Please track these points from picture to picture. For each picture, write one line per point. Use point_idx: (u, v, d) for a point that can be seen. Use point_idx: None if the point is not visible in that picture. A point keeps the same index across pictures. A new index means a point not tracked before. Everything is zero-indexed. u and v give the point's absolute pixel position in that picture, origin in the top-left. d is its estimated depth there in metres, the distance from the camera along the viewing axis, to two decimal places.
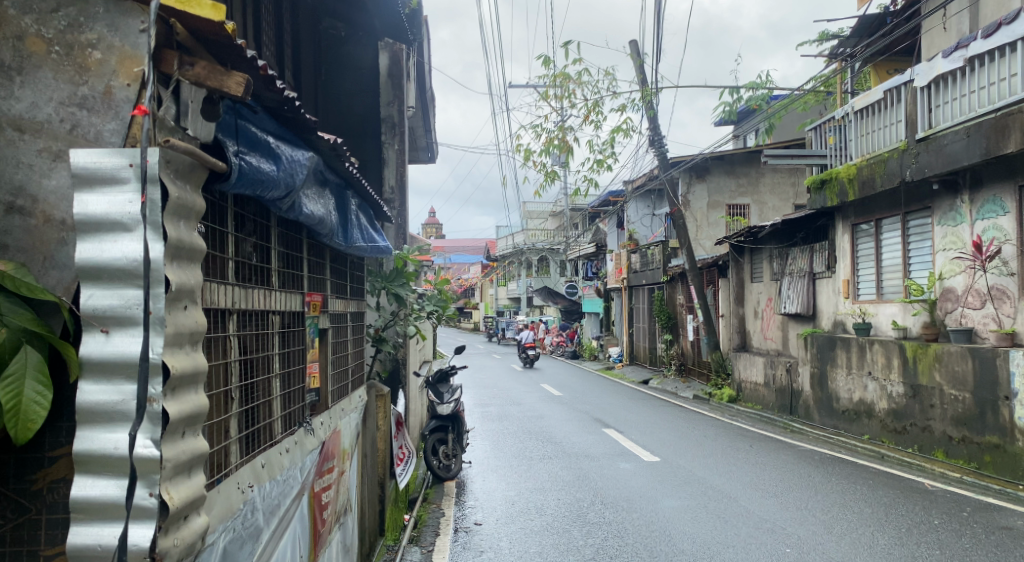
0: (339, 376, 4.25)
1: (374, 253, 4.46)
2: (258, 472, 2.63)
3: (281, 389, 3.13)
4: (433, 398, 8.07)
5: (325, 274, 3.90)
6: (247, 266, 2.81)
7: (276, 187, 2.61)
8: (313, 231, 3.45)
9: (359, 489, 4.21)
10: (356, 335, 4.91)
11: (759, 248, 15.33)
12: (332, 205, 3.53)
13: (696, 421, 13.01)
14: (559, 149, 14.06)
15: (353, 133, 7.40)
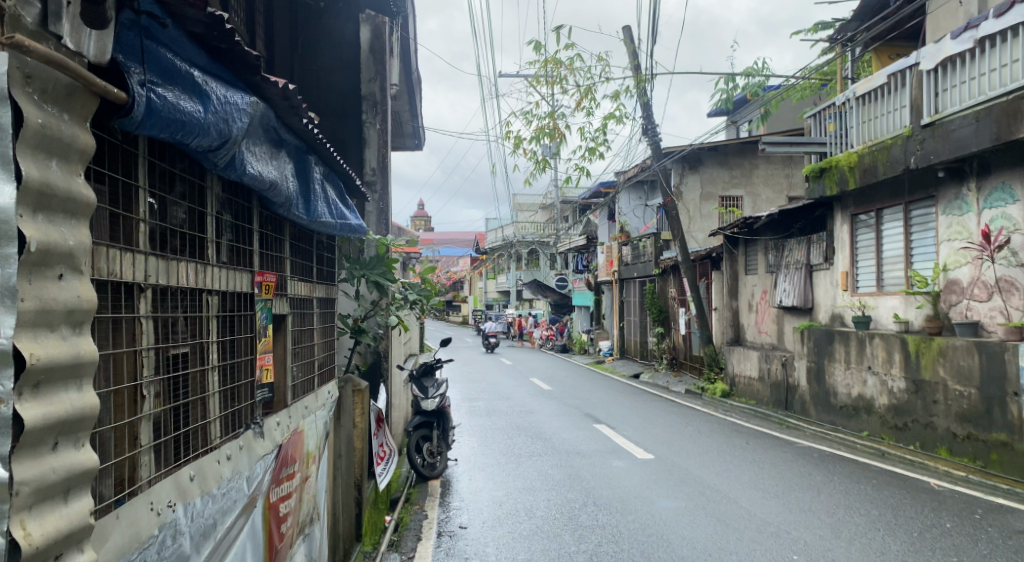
0: (304, 370, 3.85)
1: (345, 231, 4.07)
2: (186, 488, 2.16)
3: (221, 387, 2.61)
4: (416, 393, 7.66)
5: (285, 253, 3.50)
6: (178, 235, 2.29)
7: (206, 134, 2.20)
8: (268, 200, 3.05)
9: (328, 494, 3.82)
10: (325, 324, 4.51)
11: (754, 239, 15.03)
12: (288, 170, 3.13)
13: (689, 416, 12.71)
14: (550, 136, 13.67)
15: (336, 111, 6.95)
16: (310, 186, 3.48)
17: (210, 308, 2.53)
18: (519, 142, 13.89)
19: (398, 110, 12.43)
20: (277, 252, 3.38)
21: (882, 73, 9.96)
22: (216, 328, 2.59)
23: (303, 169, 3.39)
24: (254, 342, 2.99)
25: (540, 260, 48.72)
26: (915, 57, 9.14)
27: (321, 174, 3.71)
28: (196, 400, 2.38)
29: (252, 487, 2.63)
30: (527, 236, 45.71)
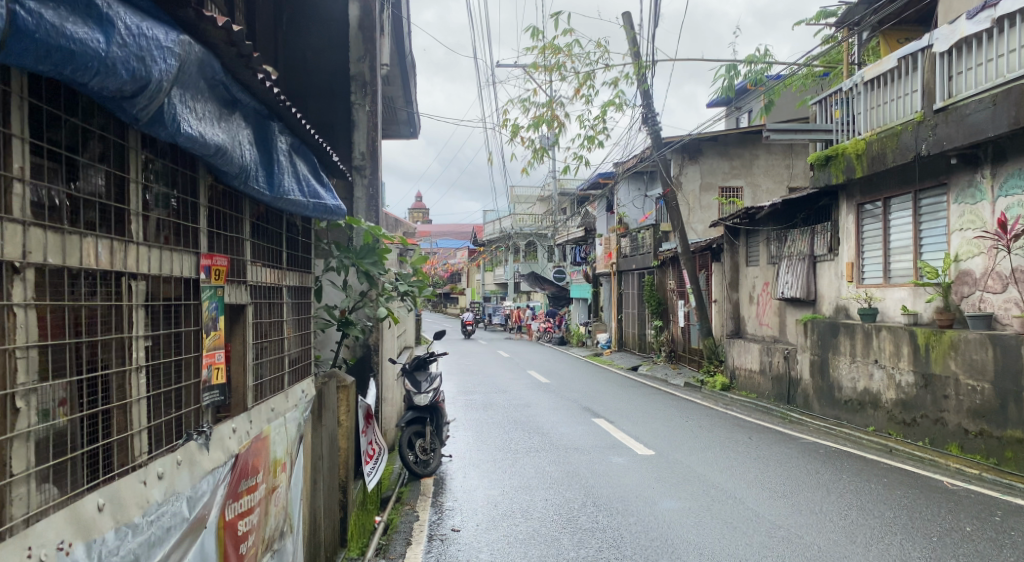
0: (272, 364, 3.55)
1: (321, 211, 3.76)
2: (90, 525, 1.84)
3: (148, 392, 2.29)
4: (408, 388, 7.35)
5: (245, 232, 3.19)
6: (86, 210, 1.98)
7: (109, 71, 1.86)
8: (217, 167, 2.74)
9: (301, 499, 3.56)
10: (300, 315, 4.22)
11: (756, 230, 14.72)
12: (239, 133, 2.82)
13: (690, 410, 12.43)
14: (548, 124, 13.31)
15: (324, 92, 6.58)
16: (273, 157, 3.19)
17: (134, 295, 2.21)
18: (516, 129, 13.54)
19: (392, 96, 12.06)
20: (234, 232, 3.08)
21: (891, 56, 9.64)
22: (143, 321, 2.27)
23: (262, 137, 3.10)
24: (199, 337, 2.69)
25: (537, 252, 48.39)
26: (927, 39, 8.84)
27: (287, 147, 3.42)
28: (114, 407, 2.08)
29: (194, 510, 2.38)
30: (524, 228, 45.37)
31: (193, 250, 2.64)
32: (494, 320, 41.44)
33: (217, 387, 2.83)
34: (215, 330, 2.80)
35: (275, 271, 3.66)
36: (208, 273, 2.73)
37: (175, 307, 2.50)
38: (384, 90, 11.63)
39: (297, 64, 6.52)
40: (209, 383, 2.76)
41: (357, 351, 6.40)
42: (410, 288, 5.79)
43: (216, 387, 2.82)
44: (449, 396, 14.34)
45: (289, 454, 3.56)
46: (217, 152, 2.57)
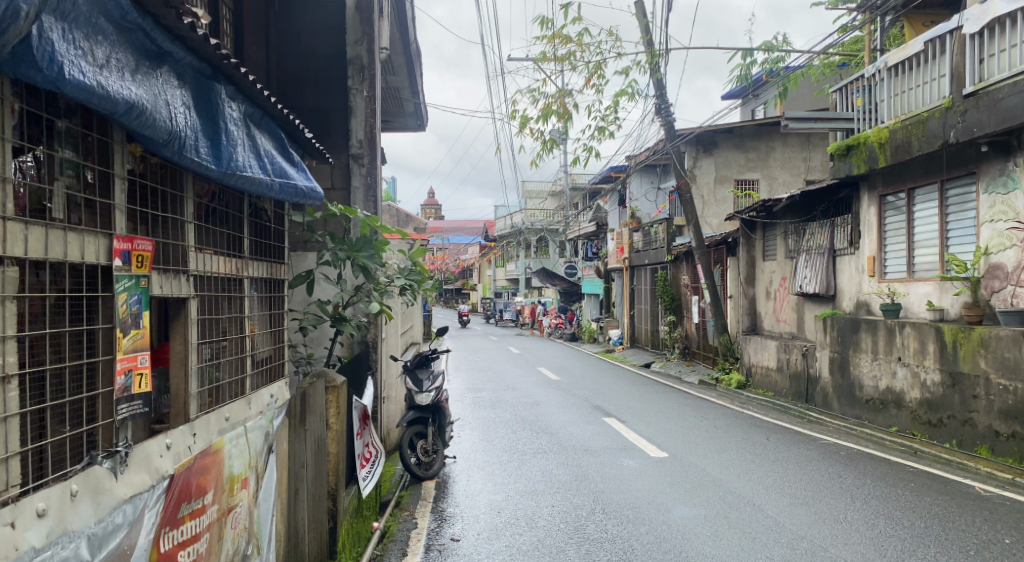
0: (223, 359, 3.29)
1: (286, 189, 3.52)
2: None
3: (24, 406, 1.97)
4: (410, 386, 7.03)
5: (185, 208, 2.94)
6: None
7: None
8: (141, 135, 2.49)
9: (259, 507, 3.34)
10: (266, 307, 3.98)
11: (773, 223, 14.28)
12: (167, 93, 2.56)
13: (705, 409, 12.06)
14: (557, 115, 12.96)
15: (321, 78, 6.26)
16: (220, 125, 2.97)
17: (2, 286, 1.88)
18: (525, 121, 13.19)
19: (397, 87, 11.75)
20: (171, 213, 2.85)
21: (917, 40, 9.20)
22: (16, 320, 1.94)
23: (204, 104, 2.88)
24: (113, 336, 2.39)
25: (549, 247, 48.03)
26: (956, 21, 8.40)
27: (240, 116, 3.20)
28: None
29: (95, 549, 2.09)
30: (536, 223, 45.01)
31: (104, 230, 2.37)
32: (506, 316, 41.20)
33: (139, 396, 2.57)
34: (136, 327, 2.51)
35: (231, 259, 3.41)
36: (127, 257, 2.45)
37: (76, 300, 2.23)
38: (389, 80, 11.32)
39: (292, 47, 6.21)
40: (124, 390, 2.46)
41: (353, 347, 6.13)
42: (409, 282, 5.45)
43: (138, 396, 2.56)
44: (457, 394, 14.06)
45: (251, 465, 3.28)
46: (138, 120, 2.34)
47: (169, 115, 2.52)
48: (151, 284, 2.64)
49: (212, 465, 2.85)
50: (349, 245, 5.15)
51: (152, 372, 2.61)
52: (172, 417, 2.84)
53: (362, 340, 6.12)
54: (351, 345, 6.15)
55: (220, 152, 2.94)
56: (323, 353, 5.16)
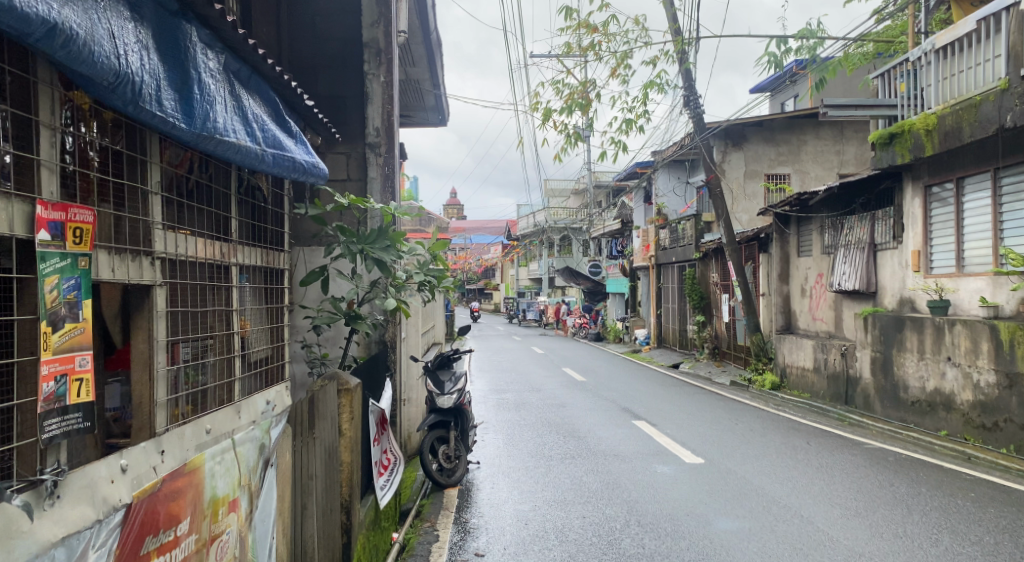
0: (201, 345, 3.03)
1: (273, 160, 3.27)
2: None
3: None
4: (431, 388, 6.74)
5: (144, 172, 2.66)
6: None
7: None
8: (85, 76, 2.18)
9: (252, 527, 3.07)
10: (260, 294, 3.76)
11: (808, 217, 13.73)
12: (117, 27, 2.25)
13: (739, 411, 11.57)
14: (582, 107, 12.56)
15: (336, 64, 5.98)
16: (192, 74, 2.71)
17: None
18: (548, 114, 12.83)
19: (418, 79, 11.44)
20: (129, 180, 2.58)
21: (968, 19, 8.66)
22: None
23: (174, 49, 2.62)
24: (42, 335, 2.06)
25: (573, 246, 47.59)
26: None
27: (221, 69, 2.96)
28: None
29: None
30: (559, 222, 44.58)
31: (27, 199, 2.06)
32: (530, 316, 40.82)
33: (79, 408, 2.22)
34: (73, 320, 2.18)
35: (218, 243, 3.19)
36: (61, 232, 2.13)
37: None
38: (410, 73, 10.99)
39: (306, 32, 5.94)
40: (53, 404, 2.11)
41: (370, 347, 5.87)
42: (428, 276, 5.12)
43: (76, 409, 2.21)
44: (481, 395, 13.72)
45: (242, 484, 3.01)
46: (70, 53, 2.03)
47: (118, 53, 2.23)
48: (93, 268, 2.31)
49: (191, 486, 2.58)
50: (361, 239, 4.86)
51: (94, 380, 2.26)
52: (136, 431, 2.55)
53: (379, 337, 5.86)
54: (368, 344, 5.89)
55: (195, 104, 2.69)
56: (339, 353, 4.89)
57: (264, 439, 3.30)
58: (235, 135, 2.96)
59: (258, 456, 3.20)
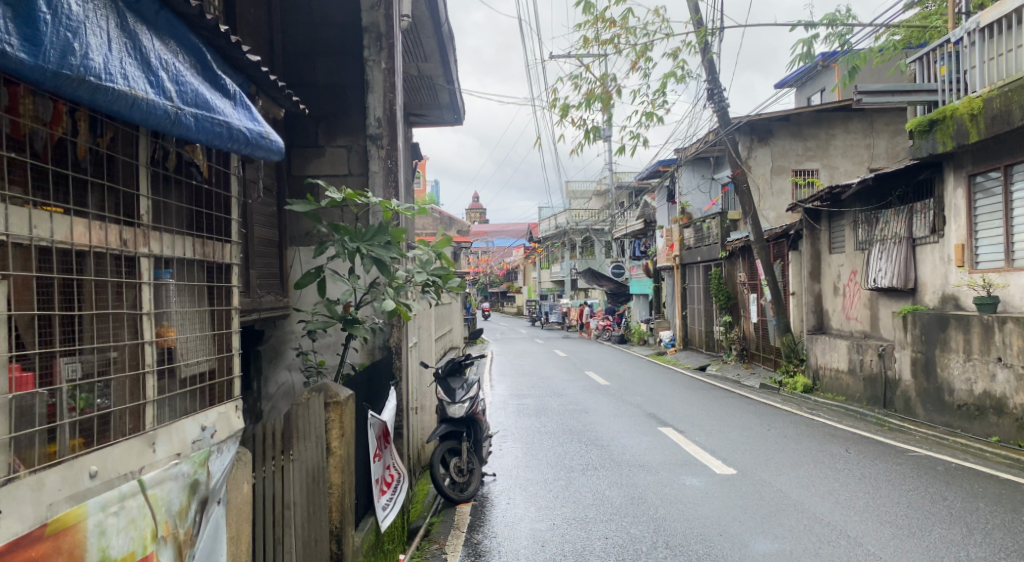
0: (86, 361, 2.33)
1: (184, 125, 2.55)
2: None
3: None
4: (441, 396, 6.33)
5: None
6: None
7: None
8: None
9: None
10: (198, 298, 3.05)
11: (840, 212, 13.06)
12: None
13: (770, 416, 10.98)
14: (600, 102, 12.10)
15: (334, 52, 5.60)
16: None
17: None
18: (566, 109, 12.38)
19: (430, 75, 11.03)
20: None
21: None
22: None
23: None
24: None
25: (595, 248, 47.03)
26: None
27: None
28: None
29: None
30: (580, 223, 44.06)
31: None
32: (552, 318, 40.37)
33: None
34: None
35: (116, 229, 2.49)
36: None
37: None
38: (421, 68, 10.62)
39: (302, 19, 5.57)
40: None
41: (374, 353, 5.51)
42: (431, 276, 4.70)
43: None
44: (499, 401, 13.29)
45: (154, 534, 2.33)
46: None
47: None
48: None
49: (58, 552, 1.92)
50: (358, 236, 4.47)
51: None
52: None
53: (383, 343, 5.49)
54: (372, 350, 5.53)
55: (39, 31, 2.02)
56: (340, 364, 4.53)
57: (195, 477, 2.61)
58: (128, 83, 2.31)
59: (188, 497, 2.54)
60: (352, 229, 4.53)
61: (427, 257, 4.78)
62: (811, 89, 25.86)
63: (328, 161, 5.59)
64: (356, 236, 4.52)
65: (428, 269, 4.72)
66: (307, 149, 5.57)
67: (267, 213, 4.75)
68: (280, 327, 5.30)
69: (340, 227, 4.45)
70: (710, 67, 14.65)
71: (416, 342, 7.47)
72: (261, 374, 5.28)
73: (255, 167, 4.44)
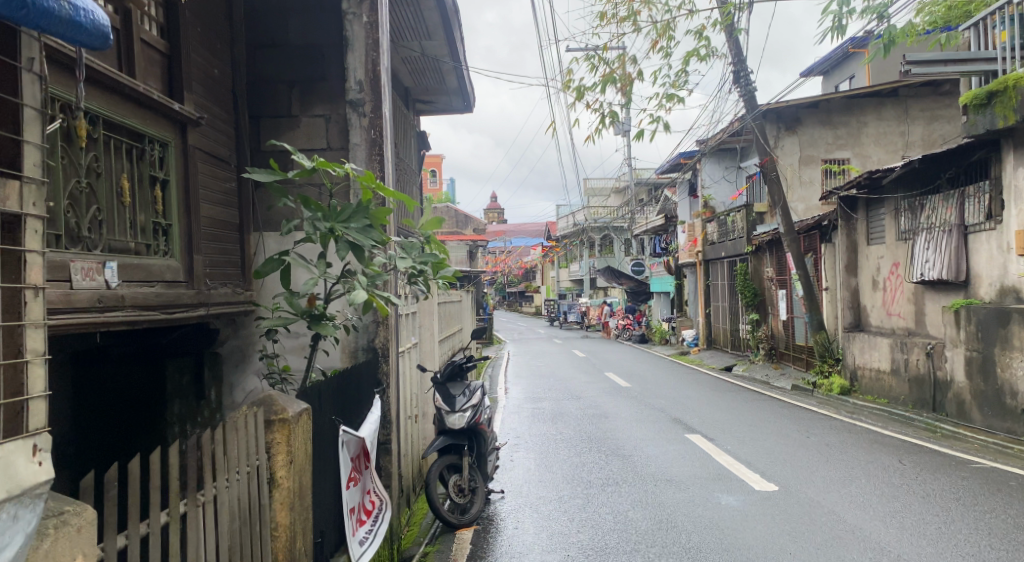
0: None
1: None
2: None
3: None
4: (439, 404, 5.56)
5: None
6: None
7: None
8: None
9: None
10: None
11: (879, 199, 12.05)
12: None
13: (807, 422, 10.05)
14: (618, 84, 11.25)
15: (309, 5, 4.85)
16: None
17: None
18: (581, 93, 11.53)
19: (435, 56, 10.22)
20: None
21: None
22: None
23: None
24: None
25: (614, 246, 46.08)
26: None
27: None
28: None
29: None
30: (599, 220, 43.09)
31: None
32: (571, 318, 39.51)
33: None
34: None
35: None
36: None
37: None
38: (425, 47, 9.80)
39: None
40: None
41: (356, 355, 4.78)
42: (419, 265, 3.86)
43: None
44: (514, 405, 12.52)
45: None
46: None
47: None
48: None
49: None
50: (328, 214, 3.65)
51: None
52: None
53: (367, 343, 4.76)
54: (354, 351, 4.79)
55: None
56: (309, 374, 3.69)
57: None
58: None
59: None
60: (323, 207, 3.71)
61: (413, 241, 3.94)
62: (838, 76, 24.67)
63: (304, 133, 4.83)
64: (327, 214, 3.68)
65: (413, 256, 3.88)
66: (279, 119, 4.82)
67: (224, 189, 4.02)
68: (241, 330, 4.94)
69: (307, 202, 3.63)
70: (736, 47, 13.71)
71: (412, 343, 6.67)
72: (222, 381, 4.91)
73: (197, 126, 3.60)
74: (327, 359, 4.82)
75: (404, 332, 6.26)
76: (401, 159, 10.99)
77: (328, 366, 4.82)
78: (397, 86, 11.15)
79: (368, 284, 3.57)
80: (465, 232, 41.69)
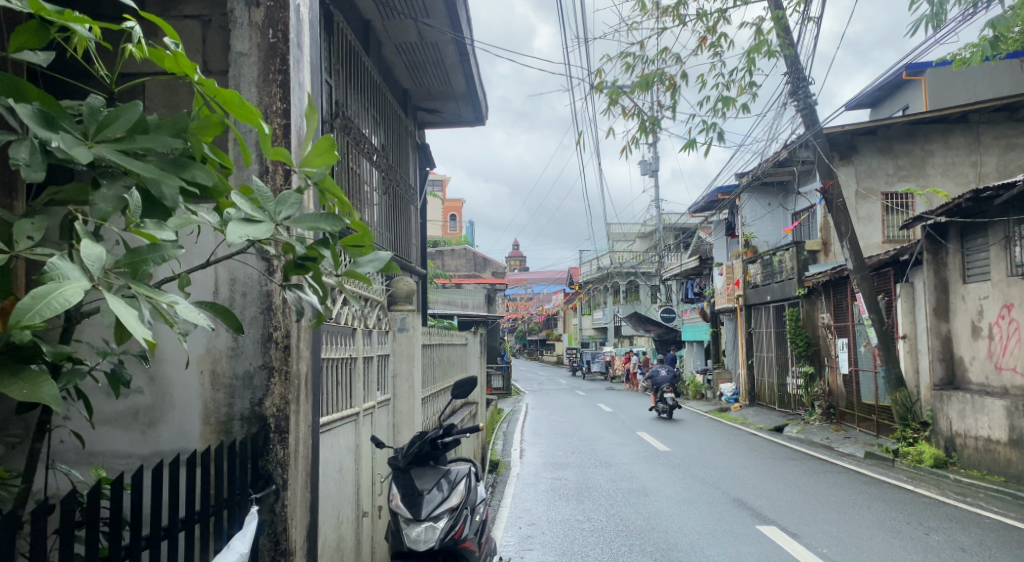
0: None
1: None
2: None
3: None
4: (398, 507, 3.44)
5: None
6: None
7: None
8: None
9: None
10: None
11: (982, 226, 9.80)
12: None
13: (913, 509, 7.61)
14: (661, 84, 9.39)
15: None
16: None
17: None
18: (615, 97, 9.62)
19: (437, 44, 8.35)
20: None
21: None
22: None
23: None
24: None
25: (640, 293, 43.81)
26: None
27: None
28: None
29: None
30: (624, 265, 40.99)
31: None
32: (596, 368, 37.15)
33: None
34: None
35: None
36: None
37: None
38: (423, 31, 7.94)
39: None
40: None
41: (227, 430, 2.69)
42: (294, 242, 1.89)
43: None
44: (529, 474, 10.28)
45: None
46: None
47: None
48: None
49: None
50: (74, 123, 1.73)
51: None
52: None
53: (249, 409, 2.68)
54: (226, 423, 2.70)
55: None
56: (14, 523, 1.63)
57: None
58: None
59: None
60: (64, 110, 1.73)
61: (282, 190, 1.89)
62: (889, 108, 22.56)
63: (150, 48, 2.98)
64: (78, 123, 1.75)
65: (283, 221, 1.86)
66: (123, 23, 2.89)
67: None
68: None
69: (22, 92, 1.69)
70: (793, 55, 11.91)
71: (363, 402, 4.57)
72: None
73: None
74: (173, 438, 2.70)
75: (341, 386, 4.14)
76: (393, 169, 9.10)
77: (171, 452, 2.68)
78: (393, 85, 9.34)
79: (127, 270, 1.53)
80: (485, 275, 39.91)
